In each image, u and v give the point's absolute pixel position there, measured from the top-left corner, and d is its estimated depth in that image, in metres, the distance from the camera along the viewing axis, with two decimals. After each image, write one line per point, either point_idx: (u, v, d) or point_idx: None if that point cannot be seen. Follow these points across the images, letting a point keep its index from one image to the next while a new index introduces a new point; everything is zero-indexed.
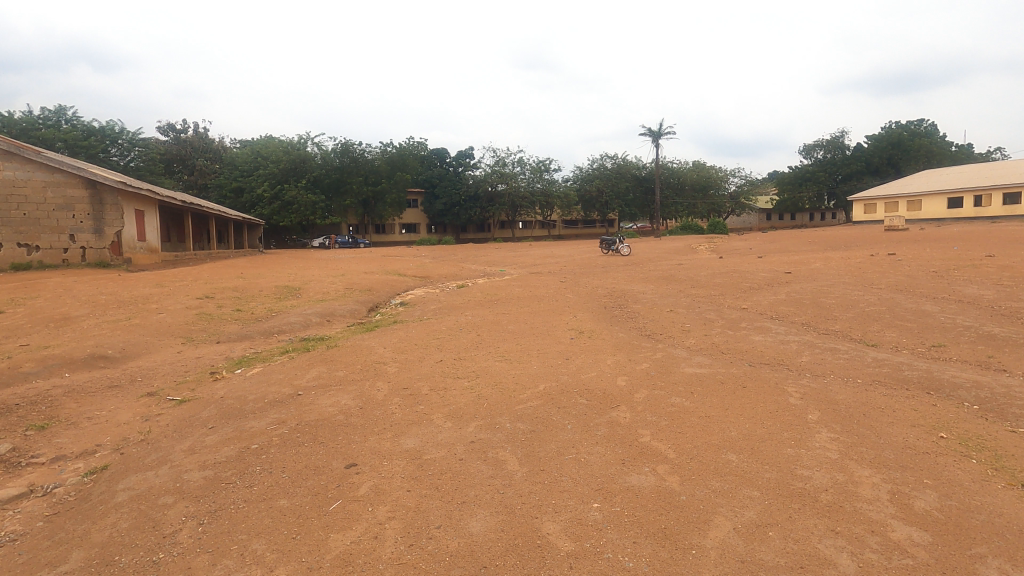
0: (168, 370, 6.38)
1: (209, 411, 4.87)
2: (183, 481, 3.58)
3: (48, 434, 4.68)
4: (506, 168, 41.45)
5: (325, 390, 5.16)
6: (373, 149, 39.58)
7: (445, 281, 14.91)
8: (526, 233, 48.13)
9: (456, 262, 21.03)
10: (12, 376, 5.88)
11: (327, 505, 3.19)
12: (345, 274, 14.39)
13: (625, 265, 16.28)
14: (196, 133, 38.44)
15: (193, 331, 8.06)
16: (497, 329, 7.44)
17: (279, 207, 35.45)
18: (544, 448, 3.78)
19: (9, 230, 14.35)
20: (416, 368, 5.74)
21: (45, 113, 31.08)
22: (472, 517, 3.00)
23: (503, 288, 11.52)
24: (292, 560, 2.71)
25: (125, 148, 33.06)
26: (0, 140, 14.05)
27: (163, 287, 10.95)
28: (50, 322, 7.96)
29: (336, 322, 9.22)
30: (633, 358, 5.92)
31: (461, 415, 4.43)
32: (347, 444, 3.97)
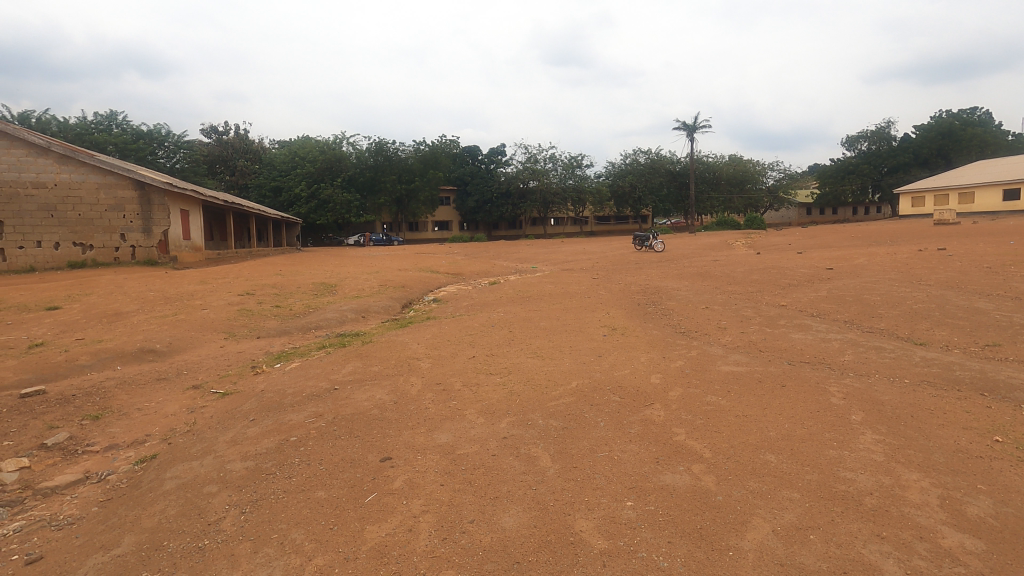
0: (212, 364, 6.62)
1: (250, 404, 5.03)
2: (226, 471, 3.71)
3: (102, 423, 4.92)
4: (538, 165, 41.39)
5: (360, 385, 5.26)
6: (406, 148, 40.11)
7: (477, 278, 14.97)
8: (558, 230, 47.94)
9: (489, 259, 21.11)
10: (68, 368, 6.19)
11: (363, 497, 3.25)
12: (380, 272, 14.63)
13: (659, 261, 16.04)
14: (237, 135, 39.70)
15: (235, 326, 8.34)
16: (529, 326, 7.44)
17: (316, 206, 36.33)
18: (577, 445, 3.76)
19: (65, 230, 15.11)
20: (449, 364, 5.80)
21: (97, 118, 32.62)
22: (505, 512, 3.01)
23: (535, 285, 11.52)
24: (330, 550, 2.78)
25: (170, 150, 34.39)
26: (57, 145, 14.77)
27: (206, 284, 11.34)
28: (103, 317, 8.35)
29: (371, 318, 9.38)
30: (667, 355, 5.83)
31: (494, 411, 4.45)
32: (382, 437, 4.04)
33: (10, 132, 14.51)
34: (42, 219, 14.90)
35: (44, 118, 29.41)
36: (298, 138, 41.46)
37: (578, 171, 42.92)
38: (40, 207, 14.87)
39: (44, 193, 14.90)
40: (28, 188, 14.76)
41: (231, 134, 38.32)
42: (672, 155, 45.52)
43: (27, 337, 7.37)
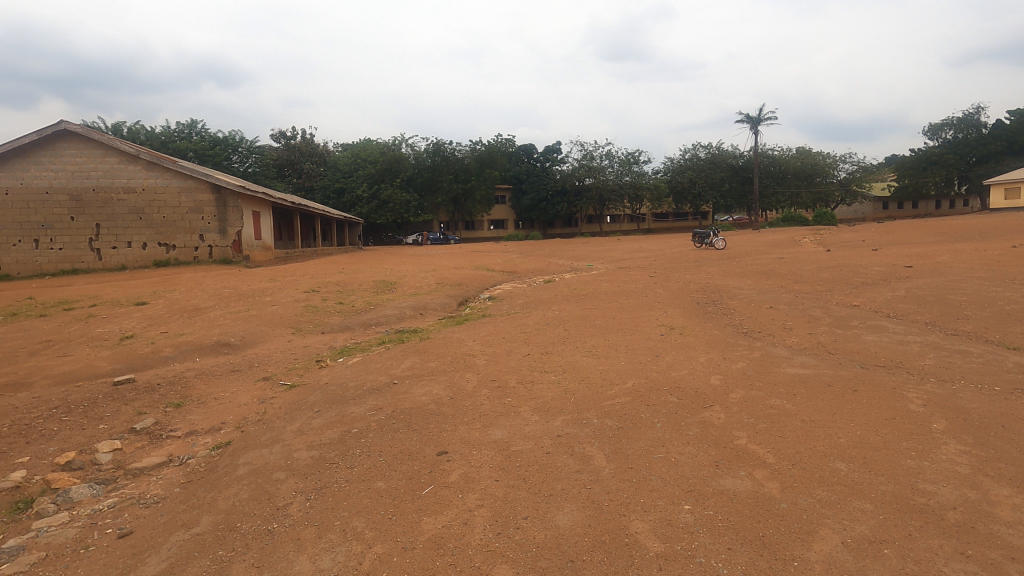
0: (281, 357, 6.98)
1: (315, 396, 5.27)
2: (293, 459, 3.90)
3: (183, 411, 5.29)
4: (594, 162, 40.98)
5: (417, 380, 5.39)
6: (463, 148, 40.70)
7: (532, 276, 15.00)
8: (614, 228, 47.29)
9: (544, 257, 21.07)
10: (154, 359, 6.70)
11: (420, 489, 3.34)
12: (437, 270, 14.94)
13: (719, 259, 15.49)
14: (304, 139, 41.59)
15: (302, 322, 8.75)
16: (584, 324, 7.39)
17: (376, 206, 37.50)
18: (632, 445, 3.71)
19: (152, 231, 16.33)
20: (504, 361, 5.86)
21: (180, 127, 35.04)
22: (559, 510, 3.01)
23: (590, 283, 11.42)
24: (388, 539, 2.87)
25: (243, 156, 36.45)
26: (145, 153, 15.94)
27: (275, 282, 11.95)
28: (184, 313, 8.96)
29: (428, 315, 9.60)
30: (728, 355, 5.64)
31: (548, 409, 4.45)
32: (439, 432, 4.13)
33: (105, 142, 15.80)
34: (132, 221, 16.18)
35: (134, 128, 31.88)
36: (360, 141, 42.93)
37: (635, 167, 42.16)
38: (130, 210, 16.15)
39: (133, 197, 16.16)
40: (120, 193, 16.06)
41: (299, 139, 40.11)
42: (735, 148, 43.87)
43: (119, 329, 8.02)
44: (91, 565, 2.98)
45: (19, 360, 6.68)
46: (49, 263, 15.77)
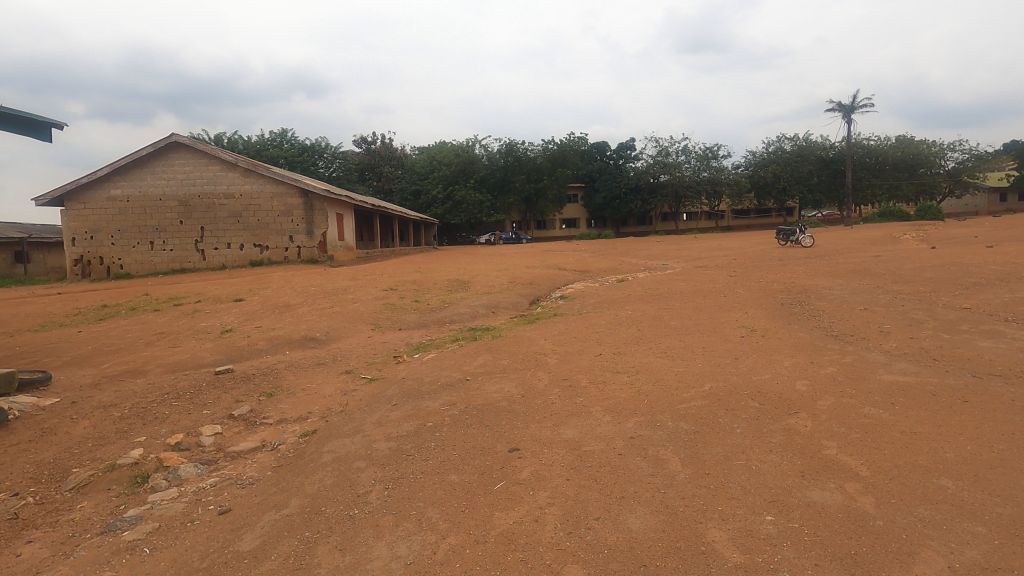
0: (361, 352, 7.33)
1: (393, 390, 5.49)
2: (373, 449, 4.09)
3: (275, 400, 5.69)
4: (669, 158, 39.80)
5: (490, 377, 5.48)
6: (535, 147, 40.88)
7: (605, 276, 14.80)
8: (690, 225, 45.66)
9: (616, 256, 20.71)
10: (250, 351, 7.26)
11: (492, 484, 3.39)
12: (509, 269, 15.08)
13: (807, 258, 14.54)
14: (383, 144, 43.42)
15: (380, 319, 9.14)
16: (659, 325, 7.20)
17: (451, 207, 38.48)
18: (709, 450, 3.57)
19: (248, 233, 17.65)
20: (576, 360, 5.83)
21: (273, 136, 37.67)
22: (631, 513, 2.96)
23: (665, 282, 11.10)
24: (462, 531, 2.94)
25: (328, 161, 38.60)
26: (242, 161, 17.22)
27: (356, 280, 12.55)
28: (276, 309, 9.63)
29: (500, 313, 9.71)
30: (816, 360, 5.29)
31: (621, 409, 4.38)
32: (511, 429, 4.18)
33: (208, 152, 17.23)
34: (231, 225, 17.56)
35: (233, 139, 34.63)
36: (436, 143, 44.16)
37: (713, 162, 40.54)
38: (230, 214, 17.54)
39: (233, 202, 17.53)
40: (222, 199, 17.48)
41: (378, 144, 41.77)
42: (825, 139, 41.06)
43: (220, 323, 8.74)
44: (196, 537, 3.27)
45: (138, 349, 7.45)
46: (162, 263, 17.47)
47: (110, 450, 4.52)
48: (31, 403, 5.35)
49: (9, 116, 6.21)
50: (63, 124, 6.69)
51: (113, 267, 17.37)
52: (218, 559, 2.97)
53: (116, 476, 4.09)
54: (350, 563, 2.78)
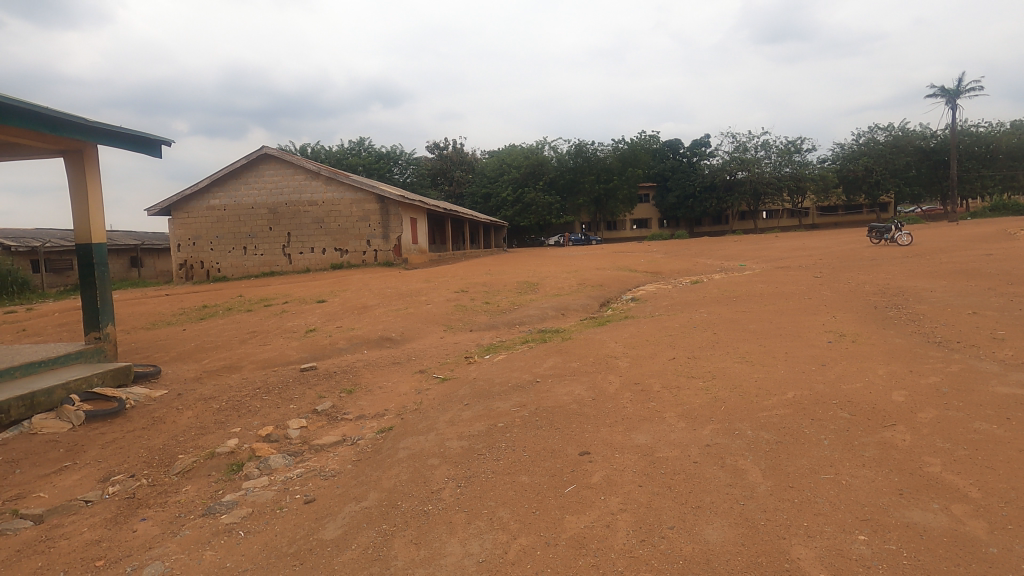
0: (434, 352, 7.53)
1: (464, 390, 5.60)
2: (445, 447, 4.20)
3: (354, 397, 5.97)
4: (747, 154, 38.07)
5: (560, 379, 5.47)
6: (605, 148, 40.45)
7: (678, 277, 14.37)
8: (771, 224, 43.43)
9: (690, 257, 20.06)
10: (331, 350, 7.66)
11: (563, 487, 3.38)
12: (579, 271, 14.97)
13: (904, 257, 13.41)
14: (455, 149, 44.54)
15: (452, 320, 9.36)
16: (736, 328, 6.89)
17: (520, 209, 38.88)
18: (793, 462, 3.38)
19: (330, 238, 18.64)
20: (648, 364, 5.69)
21: (352, 145, 39.66)
22: (707, 524, 2.85)
23: (744, 284, 10.61)
24: (533, 532, 2.96)
25: (403, 167, 40.08)
26: (324, 170, 18.21)
27: (429, 282, 12.92)
28: (355, 310, 10.10)
29: (570, 315, 9.67)
30: (916, 369, 4.86)
31: (696, 416, 4.23)
32: (581, 432, 4.14)
33: (294, 162, 18.35)
34: (314, 230, 18.62)
35: (317, 149, 36.77)
36: (505, 146, 44.65)
37: (796, 156, 38.35)
38: (313, 220, 18.60)
39: (316, 209, 18.59)
40: (306, 206, 18.59)
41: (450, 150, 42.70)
42: (925, 127, 37.73)
43: (305, 323, 9.28)
44: (285, 524, 3.49)
45: (233, 347, 8.05)
46: (254, 267, 18.80)
47: (210, 439, 4.92)
48: (145, 394, 5.92)
49: (125, 135, 6.90)
50: (171, 141, 7.36)
51: (212, 271, 18.89)
52: (304, 546, 3.16)
53: (215, 463, 4.45)
54: (425, 557, 2.86)
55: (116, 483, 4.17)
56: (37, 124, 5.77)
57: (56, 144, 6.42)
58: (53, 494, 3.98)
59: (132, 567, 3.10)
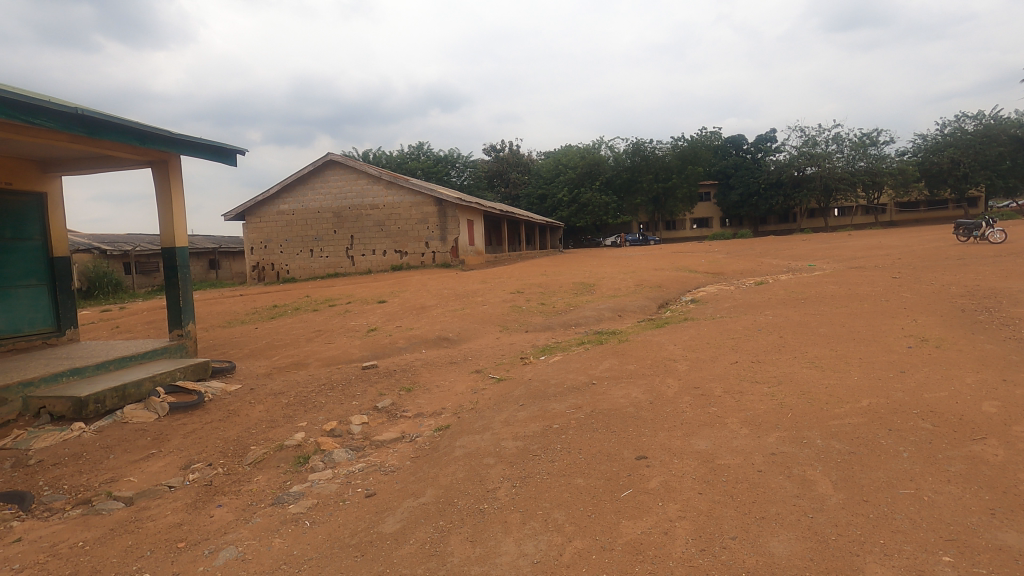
0: (490, 353, 7.61)
1: (520, 391, 5.62)
2: (501, 447, 4.23)
3: (412, 395, 6.12)
4: (817, 148, 36.18)
5: (617, 382, 5.39)
6: (664, 146, 39.63)
7: (741, 278, 13.83)
8: (843, 222, 41.09)
9: (755, 256, 19.27)
10: (392, 349, 7.89)
11: (619, 491, 3.33)
12: (636, 271, 14.72)
13: (996, 256, 12.35)
14: (511, 151, 44.86)
15: (508, 321, 9.42)
16: (804, 332, 6.56)
17: (576, 209, 38.68)
18: (868, 475, 3.18)
19: (390, 240, 19.22)
20: (708, 368, 5.52)
21: (412, 150, 40.72)
22: (772, 535, 2.73)
23: (813, 285, 10.07)
24: (588, 536, 2.93)
25: (460, 170, 40.76)
26: (385, 174, 18.80)
27: (485, 283, 13.06)
28: (414, 310, 10.36)
29: (627, 317, 9.51)
30: (1011, 378, 4.45)
31: (761, 422, 4.06)
32: (638, 436, 4.07)
33: (357, 167, 19.04)
34: (375, 232, 19.25)
35: (378, 155, 38.03)
36: (561, 147, 44.52)
37: (871, 149, 36.09)
38: (375, 223, 19.24)
39: (377, 212, 19.21)
40: (368, 209, 19.24)
41: (506, 152, 42.93)
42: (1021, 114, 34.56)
43: (367, 323, 9.61)
44: (347, 515, 3.62)
45: (300, 344, 8.45)
46: (320, 268, 19.65)
47: (279, 432, 5.19)
48: (221, 388, 6.32)
49: (203, 146, 7.37)
50: (244, 150, 7.80)
51: (282, 272, 19.90)
52: (365, 538, 3.26)
53: (283, 455, 4.68)
54: (480, 555, 2.90)
55: (195, 470, 4.47)
56: (127, 137, 6.26)
57: (145, 155, 6.94)
58: (141, 479, 4.32)
59: (210, 550, 3.31)
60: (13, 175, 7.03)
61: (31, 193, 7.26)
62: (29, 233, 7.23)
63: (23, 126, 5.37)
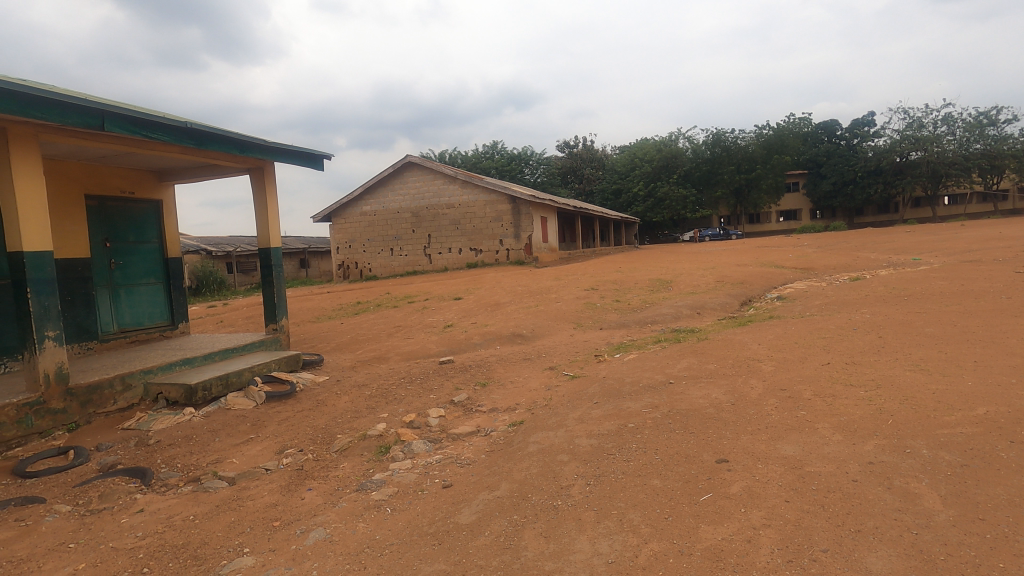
0: (564, 350, 7.58)
1: (594, 388, 5.56)
2: (575, 444, 4.21)
3: (487, 390, 6.22)
4: (924, 130, 33.24)
5: (695, 381, 5.20)
6: (747, 135, 38.10)
7: (834, 274, 12.93)
8: (954, 210, 37.34)
9: (850, 251, 17.95)
10: (467, 345, 8.06)
11: (698, 495, 3.22)
12: (717, 267, 14.12)
13: None
14: (585, 147, 44.55)
15: (582, 318, 9.35)
16: (907, 331, 6.03)
17: (653, 204, 37.85)
18: (984, 491, 2.86)
19: (466, 238, 19.65)
20: (797, 369, 5.19)
21: (487, 149, 41.48)
22: (869, 550, 2.53)
23: (917, 281, 9.24)
24: (665, 539, 2.85)
25: (534, 167, 40.97)
26: (460, 173, 19.23)
27: (559, 280, 13.02)
28: (490, 307, 10.52)
29: (707, 314, 9.16)
30: None
31: (856, 428, 3.77)
32: (718, 438, 3.91)
33: (434, 168, 19.62)
34: (452, 231, 19.76)
35: (455, 155, 39.10)
36: (637, 141, 43.62)
37: (989, 130, 32.74)
38: (451, 222, 19.75)
39: (453, 211, 19.71)
40: (444, 209, 19.79)
41: (580, 148, 42.62)
42: None
43: (443, 319, 9.88)
44: (425, 505, 3.75)
45: (382, 339, 8.84)
46: (400, 266, 20.45)
47: (363, 422, 5.46)
48: (311, 379, 6.74)
49: (294, 152, 7.88)
50: (330, 155, 8.26)
51: (365, 271, 20.90)
52: (442, 527, 3.37)
53: (367, 444, 4.92)
54: (554, 551, 2.90)
55: (288, 455, 4.81)
56: (229, 147, 6.81)
57: (244, 163, 7.50)
58: (242, 461, 4.70)
59: (301, 530, 3.54)
60: (135, 184, 7.84)
61: (149, 200, 8.07)
62: (148, 236, 8.04)
63: (142, 140, 5.98)
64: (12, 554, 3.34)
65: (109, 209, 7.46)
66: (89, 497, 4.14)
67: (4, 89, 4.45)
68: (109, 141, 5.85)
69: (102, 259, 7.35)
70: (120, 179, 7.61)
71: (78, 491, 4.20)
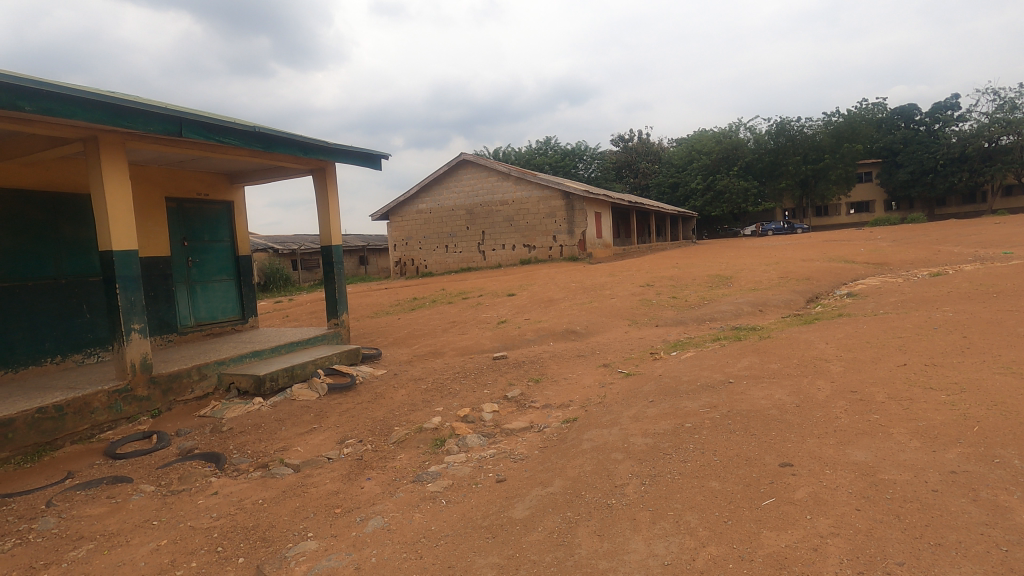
0: (619, 347, 7.47)
1: (649, 387, 5.44)
2: (630, 443, 4.14)
3: (540, 386, 6.22)
4: (1017, 112, 30.78)
5: (756, 381, 5.00)
6: (814, 123, 36.31)
7: (911, 269, 12.11)
8: None
9: (929, 244, 16.78)
10: (519, 341, 8.09)
11: (760, 499, 3.09)
12: (780, 262, 13.55)
13: None
14: (641, 141, 43.62)
15: (637, 315, 9.17)
16: (996, 331, 5.54)
17: (712, 197, 36.64)
18: None
19: (519, 235, 19.70)
20: (868, 370, 4.89)
21: (540, 145, 41.38)
22: (950, 566, 2.36)
23: (1007, 276, 8.51)
24: (724, 543, 2.77)
25: (587, 162, 40.50)
26: (513, 169, 19.31)
27: (613, 277, 12.85)
28: (543, 303, 10.50)
29: (769, 312, 8.78)
30: None
31: (936, 435, 3.51)
32: (782, 441, 3.74)
33: (487, 165, 19.79)
34: (505, 228, 19.87)
35: (508, 152, 39.26)
36: (694, 133, 42.31)
37: None
38: (505, 218, 19.86)
39: (507, 208, 19.81)
40: (498, 205, 19.92)
41: (636, 141, 41.71)
42: None
43: (497, 315, 9.95)
44: (479, 498, 3.80)
45: (436, 335, 9.01)
46: (454, 263, 20.77)
47: (419, 415, 5.59)
48: (369, 372, 6.96)
49: (353, 153, 8.15)
50: (388, 155, 8.49)
51: (421, 267, 21.35)
52: (496, 521, 3.40)
53: (422, 437, 5.03)
54: (609, 550, 2.87)
55: (349, 445, 4.99)
56: (294, 150, 7.11)
57: (307, 164, 7.82)
58: (306, 449, 4.92)
59: (361, 518, 3.67)
60: (209, 187, 8.34)
61: (222, 202, 8.56)
62: (221, 236, 8.53)
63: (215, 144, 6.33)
64: (104, 527, 3.65)
65: (186, 210, 7.97)
66: (170, 478, 4.45)
67: (96, 100, 4.82)
68: (184, 146, 6.23)
69: (181, 258, 7.87)
70: (195, 182, 8.11)
71: (160, 473, 4.53)
